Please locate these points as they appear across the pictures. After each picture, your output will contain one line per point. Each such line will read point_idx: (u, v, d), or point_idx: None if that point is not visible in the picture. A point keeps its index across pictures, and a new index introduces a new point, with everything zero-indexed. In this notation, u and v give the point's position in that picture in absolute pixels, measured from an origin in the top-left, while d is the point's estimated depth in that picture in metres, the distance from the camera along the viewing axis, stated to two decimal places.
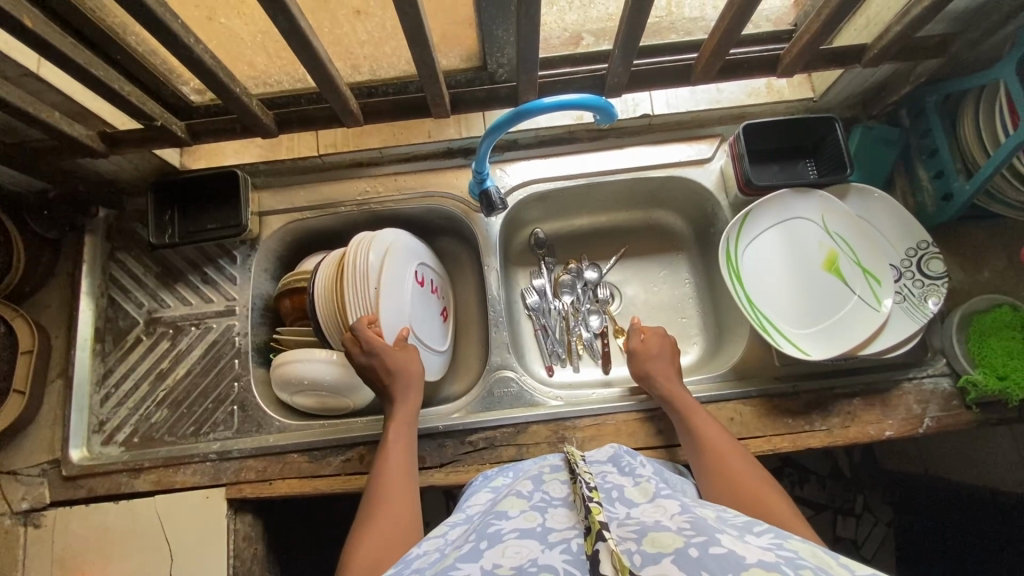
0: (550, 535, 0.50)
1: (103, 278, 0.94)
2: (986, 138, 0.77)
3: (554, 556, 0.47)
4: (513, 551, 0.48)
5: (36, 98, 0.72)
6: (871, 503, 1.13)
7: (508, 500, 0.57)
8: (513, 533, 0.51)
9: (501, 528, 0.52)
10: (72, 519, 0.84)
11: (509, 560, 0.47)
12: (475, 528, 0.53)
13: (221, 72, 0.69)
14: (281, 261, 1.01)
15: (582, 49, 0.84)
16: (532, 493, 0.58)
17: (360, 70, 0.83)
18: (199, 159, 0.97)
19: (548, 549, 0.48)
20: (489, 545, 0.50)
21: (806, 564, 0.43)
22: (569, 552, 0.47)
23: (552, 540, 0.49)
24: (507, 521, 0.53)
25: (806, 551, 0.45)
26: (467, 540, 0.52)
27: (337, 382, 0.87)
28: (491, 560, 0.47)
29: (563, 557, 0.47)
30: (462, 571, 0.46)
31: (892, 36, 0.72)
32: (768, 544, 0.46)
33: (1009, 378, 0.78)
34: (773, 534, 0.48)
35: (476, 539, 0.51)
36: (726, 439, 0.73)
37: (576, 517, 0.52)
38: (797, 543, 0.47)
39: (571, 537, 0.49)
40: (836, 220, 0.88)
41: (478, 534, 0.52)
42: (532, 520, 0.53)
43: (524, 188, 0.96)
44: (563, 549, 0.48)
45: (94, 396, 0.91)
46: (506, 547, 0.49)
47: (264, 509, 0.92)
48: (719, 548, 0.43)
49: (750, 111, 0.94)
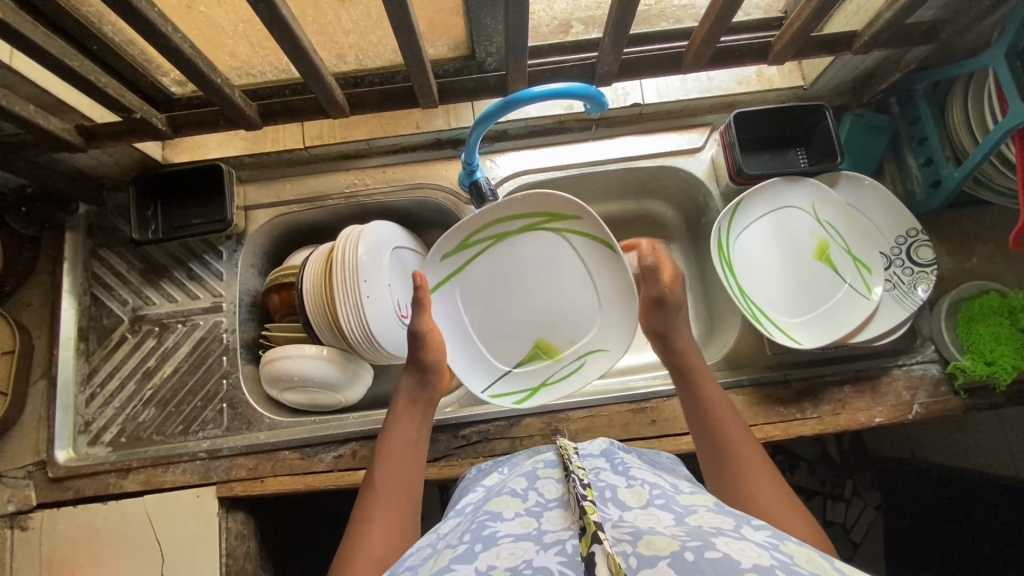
0: (546, 537, 0.50)
1: (86, 276, 0.92)
2: (975, 126, 0.77)
3: (549, 557, 0.46)
4: (508, 553, 0.48)
5: (9, 91, 0.70)
6: (860, 487, 1.13)
7: (502, 501, 0.57)
8: (508, 537, 0.51)
9: (496, 531, 0.52)
10: (59, 521, 0.82)
11: (503, 561, 0.47)
12: (469, 528, 0.53)
13: (202, 62, 0.67)
14: (268, 255, 0.99)
15: (571, 37, 0.83)
16: (526, 493, 0.58)
17: (345, 60, 0.82)
18: (182, 153, 0.94)
19: (543, 550, 0.48)
20: (483, 547, 0.50)
21: (800, 570, 0.42)
22: (563, 553, 0.47)
23: (548, 542, 0.49)
24: (502, 523, 0.53)
25: (801, 556, 0.45)
26: (462, 539, 0.52)
27: (327, 377, 0.87)
28: (485, 561, 0.47)
29: (557, 559, 0.46)
30: (456, 573, 0.46)
31: (882, 22, 0.72)
32: (764, 543, 0.46)
33: (997, 363, 0.79)
34: (770, 533, 0.48)
35: (471, 540, 0.51)
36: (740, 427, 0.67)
37: (570, 517, 0.51)
38: (792, 546, 0.47)
39: (566, 538, 0.49)
40: (827, 208, 0.88)
41: (473, 535, 0.52)
42: (526, 525, 0.52)
43: (514, 179, 0.94)
44: (558, 551, 0.47)
45: (79, 396, 0.89)
46: (500, 550, 0.49)
47: (255, 507, 0.91)
48: (714, 553, 0.43)
49: (742, 99, 0.94)
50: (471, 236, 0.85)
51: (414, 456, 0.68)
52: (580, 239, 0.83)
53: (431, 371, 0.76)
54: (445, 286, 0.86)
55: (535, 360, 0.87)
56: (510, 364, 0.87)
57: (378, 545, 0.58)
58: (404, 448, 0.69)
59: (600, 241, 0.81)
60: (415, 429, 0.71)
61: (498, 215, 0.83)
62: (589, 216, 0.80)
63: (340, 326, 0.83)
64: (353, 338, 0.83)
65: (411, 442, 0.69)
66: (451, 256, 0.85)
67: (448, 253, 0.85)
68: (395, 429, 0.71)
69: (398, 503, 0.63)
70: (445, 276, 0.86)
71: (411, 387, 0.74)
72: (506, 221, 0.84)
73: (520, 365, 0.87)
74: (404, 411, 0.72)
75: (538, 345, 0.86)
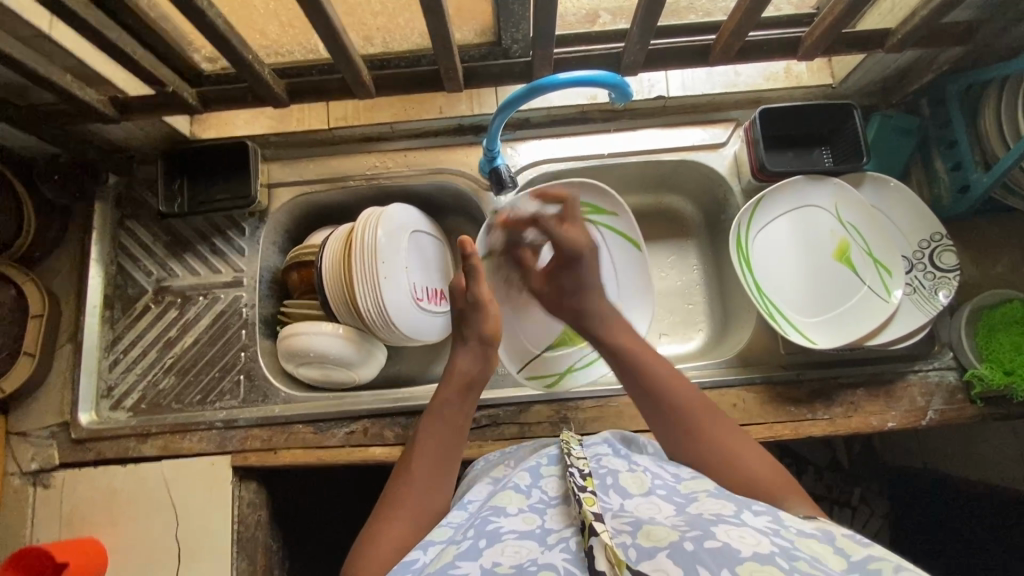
0: (548, 537, 0.52)
1: (113, 245, 0.95)
2: (1008, 134, 0.76)
3: (554, 555, 0.50)
4: (513, 551, 0.51)
5: (48, 60, 0.72)
6: (869, 495, 1.13)
7: (505, 494, 0.59)
8: (512, 533, 0.53)
9: (501, 527, 0.54)
10: (80, 481, 0.85)
11: (508, 559, 0.50)
12: (473, 523, 0.55)
13: (234, 38, 0.68)
14: (289, 234, 1.01)
15: (599, 27, 0.83)
16: (530, 489, 0.59)
17: (372, 42, 0.82)
18: (209, 129, 0.96)
19: (546, 550, 0.51)
20: (488, 542, 0.52)
21: (799, 556, 0.46)
22: (568, 551, 0.50)
23: (551, 542, 0.52)
24: (506, 519, 0.55)
25: (799, 544, 0.48)
26: (466, 535, 0.54)
27: (344, 355, 0.88)
28: (490, 559, 0.50)
29: (562, 556, 0.49)
30: (460, 570, 0.50)
31: (917, 20, 0.71)
32: (763, 527, 0.49)
33: (1016, 373, 0.78)
34: (769, 518, 0.51)
35: (475, 535, 0.53)
36: (686, 387, 0.68)
37: (570, 515, 0.54)
38: (791, 534, 0.50)
39: (568, 536, 0.52)
40: (850, 208, 0.87)
41: (477, 530, 0.54)
42: (530, 522, 0.55)
43: (534, 168, 0.94)
44: (562, 549, 0.50)
45: (103, 361, 0.92)
46: (505, 547, 0.52)
47: (267, 478, 0.93)
48: (714, 542, 0.46)
49: (769, 95, 0.93)
50: None
51: (455, 440, 0.70)
52: (609, 232, 0.94)
53: (491, 347, 0.75)
54: (490, 260, 0.92)
55: (563, 346, 0.93)
56: (539, 348, 0.92)
57: (402, 533, 0.61)
58: (445, 432, 0.70)
59: (627, 235, 0.94)
60: (461, 414, 0.71)
61: None
62: (626, 214, 0.92)
63: (358, 305, 0.84)
64: (370, 318, 0.85)
65: (455, 427, 0.70)
66: None
67: None
68: (443, 410, 0.71)
69: (428, 488, 0.65)
70: (488, 252, 0.91)
71: (467, 366, 0.74)
72: None
73: (550, 349, 0.92)
74: (455, 392, 0.72)
75: (566, 332, 0.93)
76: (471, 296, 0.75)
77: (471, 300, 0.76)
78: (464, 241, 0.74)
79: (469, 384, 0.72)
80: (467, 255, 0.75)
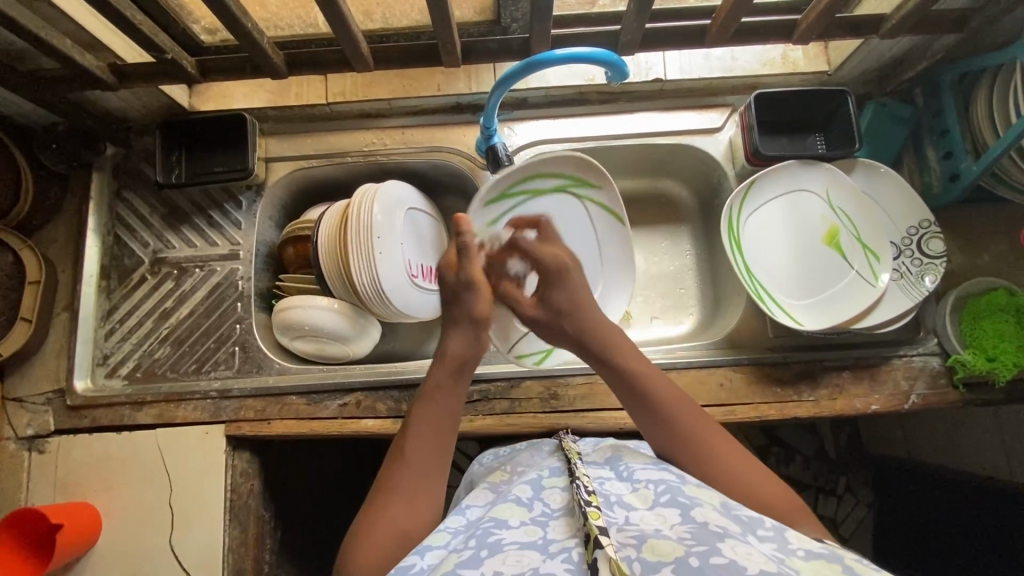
0: (550, 546, 0.53)
1: (110, 216, 0.95)
2: (999, 123, 0.77)
3: (556, 565, 0.50)
4: (515, 559, 0.51)
5: (48, 24, 0.72)
6: (853, 484, 1.19)
7: (507, 508, 0.59)
8: (514, 544, 0.54)
9: (502, 538, 0.54)
10: (75, 447, 0.86)
11: (509, 568, 0.50)
12: (475, 534, 0.56)
13: (234, 6, 0.68)
14: (285, 209, 1.01)
15: (598, 8, 0.83)
16: (531, 502, 0.60)
17: (372, 17, 0.83)
18: (208, 101, 0.96)
19: (549, 558, 0.51)
20: (489, 553, 0.52)
21: None
22: (570, 561, 0.50)
23: (553, 551, 0.52)
24: (508, 531, 0.55)
25: (807, 569, 0.49)
26: (467, 545, 0.54)
27: (338, 329, 0.89)
28: (491, 567, 0.51)
29: (564, 566, 0.50)
30: None
31: (912, 5, 0.71)
32: (771, 554, 0.50)
33: (999, 359, 0.80)
34: (776, 545, 0.52)
35: (476, 546, 0.54)
36: (681, 395, 0.69)
37: (574, 526, 0.55)
38: (799, 559, 0.50)
39: (571, 546, 0.52)
40: (841, 195, 0.88)
41: (478, 541, 0.54)
42: (532, 533, 0.55)
43: (530, 149, 0.95)
44: (565, 559, 0.51)
45: (99, 330, 0.93)
46: (506, 557, 0.52)
47: (261, 449, 0.94)
48: (720, 559, 0.46)
49: (766, 80, 0.93)
50: (515, 186, 0.90)
51: (448, 428, 0.69)
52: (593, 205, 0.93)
53: (482, 329, 0.75)
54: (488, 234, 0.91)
55: None
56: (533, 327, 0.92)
57: (397, 524, 0.62)
58: (439, 419, 0.69)
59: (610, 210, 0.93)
60: (454, 399, 0.71)
61: (538, 169, 0.90)
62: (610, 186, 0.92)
63: (353, 278, 0.85)
64: (364, 292, 0.85)
65: (448, 413, 0.70)
66: (495, 203, 0.90)
67: (494, 199, 0.90)
68: (434, 396, 0.70)
69: (423, 479, 0.66)
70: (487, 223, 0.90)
71: (462, 347, 0.73)
72: (541, 178, 0.91)
73: None
74: (449, 374, 0.72)
75: None
76: (462, 275, 0.75)
77: (463, 280, 0.75)
78: (461, 217, 0.75)
79: (462, 365, 0.72)
80: (462, 231, 0.75)
